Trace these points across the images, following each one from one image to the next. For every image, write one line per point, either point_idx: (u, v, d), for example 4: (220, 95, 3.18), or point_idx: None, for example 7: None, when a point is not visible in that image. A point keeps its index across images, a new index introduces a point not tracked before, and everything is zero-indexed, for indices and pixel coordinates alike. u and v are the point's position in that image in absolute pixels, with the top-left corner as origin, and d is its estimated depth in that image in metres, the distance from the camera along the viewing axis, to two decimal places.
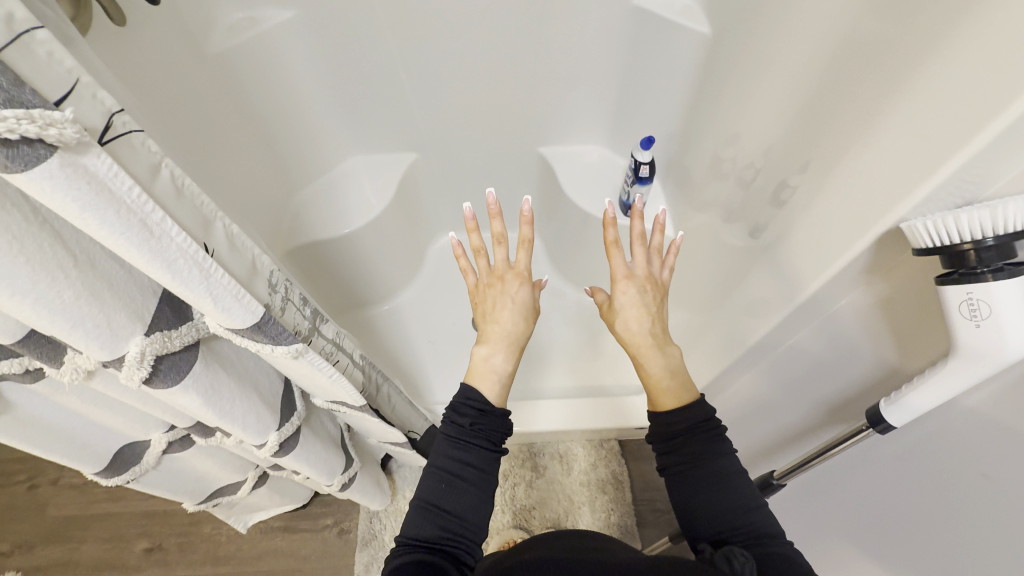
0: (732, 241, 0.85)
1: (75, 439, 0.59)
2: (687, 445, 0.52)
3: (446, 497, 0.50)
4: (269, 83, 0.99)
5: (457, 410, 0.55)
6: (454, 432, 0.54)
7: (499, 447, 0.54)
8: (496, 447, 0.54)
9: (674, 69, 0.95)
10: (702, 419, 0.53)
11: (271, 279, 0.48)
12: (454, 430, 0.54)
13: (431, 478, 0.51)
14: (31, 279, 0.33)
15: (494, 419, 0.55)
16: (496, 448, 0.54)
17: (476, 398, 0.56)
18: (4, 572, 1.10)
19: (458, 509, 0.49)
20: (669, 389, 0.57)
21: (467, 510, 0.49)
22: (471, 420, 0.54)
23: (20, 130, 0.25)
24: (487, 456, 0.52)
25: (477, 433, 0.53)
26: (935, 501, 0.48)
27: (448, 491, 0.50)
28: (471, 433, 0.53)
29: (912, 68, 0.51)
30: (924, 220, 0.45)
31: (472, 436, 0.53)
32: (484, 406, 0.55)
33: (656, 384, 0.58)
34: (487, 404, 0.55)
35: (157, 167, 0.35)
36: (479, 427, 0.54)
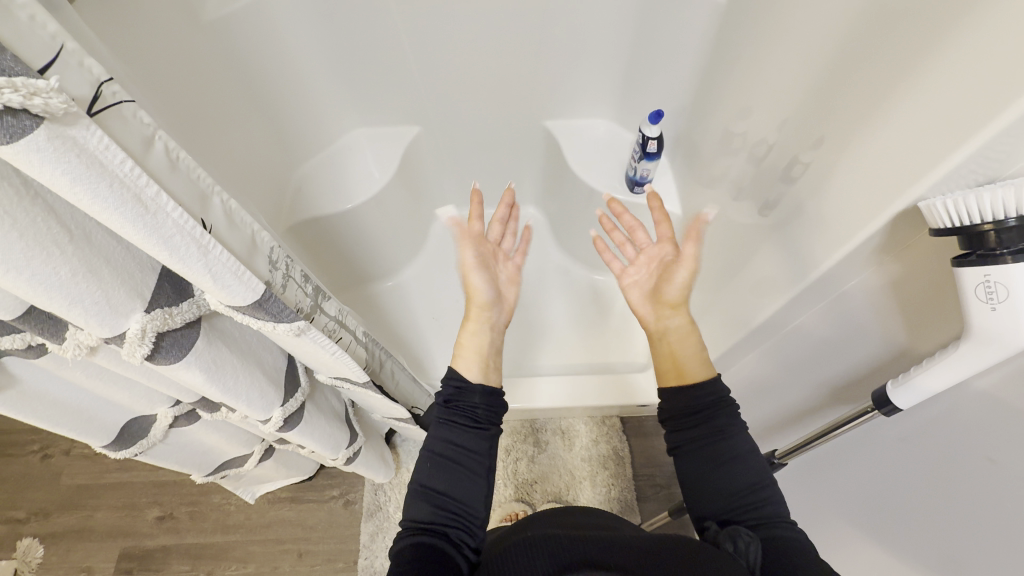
0: (740, 219, 0.84)
1: (82, 413, 0.59)
2: (711, 419, 0.52)
3: (444, 478, 0.50)
4: (266, 53, 0.96)
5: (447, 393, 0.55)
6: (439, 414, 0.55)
7: (482, 422, 0.54)
8: (479, 424, 0.54)
9: (686, 39, 0.91)
10: (719, 398, 0.53)
11: (271, 256, 0.47)
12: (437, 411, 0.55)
13: (423, 461, 0.52)
14: (26, 255, 0.32)
15: (471, 395, 0.55)
16: (478, 425, 0.54)
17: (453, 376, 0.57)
18: (22, 537, 1.13)
19: (461, 495, 0.49)
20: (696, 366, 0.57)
21: (458, 489, 0.50)
22: (447, 398, 0.56)
23: (3, 99, 0.24)
24: (472, 432, 0.53)
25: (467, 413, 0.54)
26: (939, 484, 0.49)
27: (445, 473, 0.50)
28: (449, 412, 0.55)
29: (939, 37, 0.48)
30: (944, 199, 0.43)
31: (451, 414, 0.54)
32: (459, 383, 0.56)
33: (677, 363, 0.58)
34: (463, 381, 0.56)
35: (150, 140, 0.34)
36: (455, 404, 0.55)
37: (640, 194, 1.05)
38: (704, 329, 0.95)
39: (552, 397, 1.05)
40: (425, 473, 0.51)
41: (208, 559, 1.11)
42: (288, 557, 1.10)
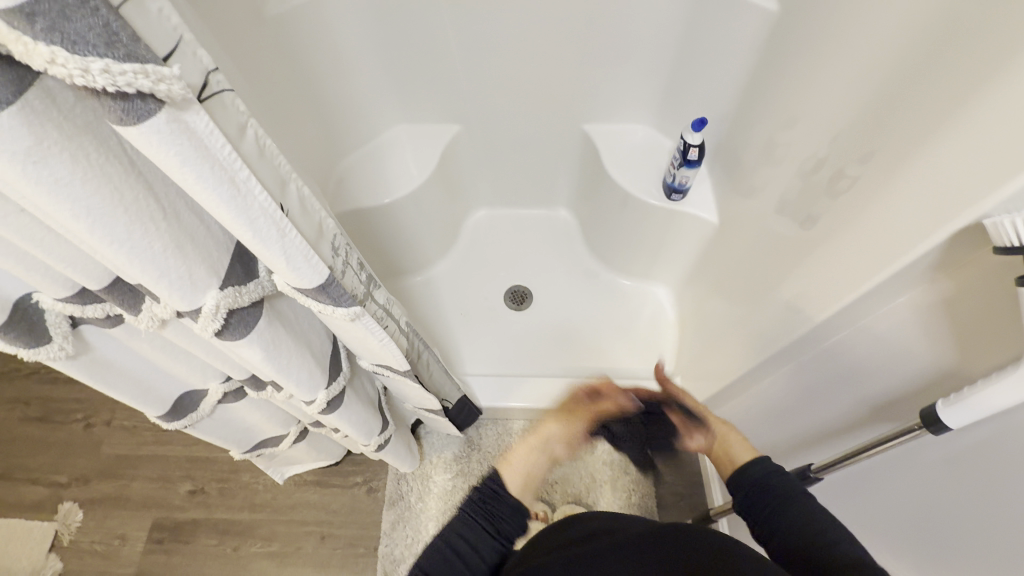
0: (780, 230, 0.83)
1: (142, 385, 0.62)
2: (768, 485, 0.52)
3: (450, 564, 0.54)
4: (320, 49, 0.99)
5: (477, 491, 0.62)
6: (469, 510, 0.59)
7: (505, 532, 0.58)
8: (497, 537, 0.57)
9: (734, 48, 0.91)
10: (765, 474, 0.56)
11: (334, 242, 0.50)
12: (469, 508, 0.59)
13: (430, 549, 0.56)
14: (127, 229, 0.35)
15: (505, 507, 0.59)
16: (496, 535, 0.57)
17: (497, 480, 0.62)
18: (63, 501, 1.18)
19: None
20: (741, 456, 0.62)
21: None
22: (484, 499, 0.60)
23: (136, 84, 0.26)
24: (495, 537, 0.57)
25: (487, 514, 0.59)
26: (992, 508, 0.48)
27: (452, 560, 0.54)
28: (480, 514, 0.59)
29: (1007, 53, 0.48)
30: (1012, 218, 0.43)
31: (480, 517, 0.58)
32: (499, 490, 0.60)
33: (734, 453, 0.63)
34: (503, 489, 0.60)
35: (244, 127, 0.36)
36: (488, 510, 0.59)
37: (677, 200, 1.05)
38: (736, 340, 0.94)
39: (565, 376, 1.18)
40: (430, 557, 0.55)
41: (235, 535, 1.14)
42: (311, 538, 1.13)
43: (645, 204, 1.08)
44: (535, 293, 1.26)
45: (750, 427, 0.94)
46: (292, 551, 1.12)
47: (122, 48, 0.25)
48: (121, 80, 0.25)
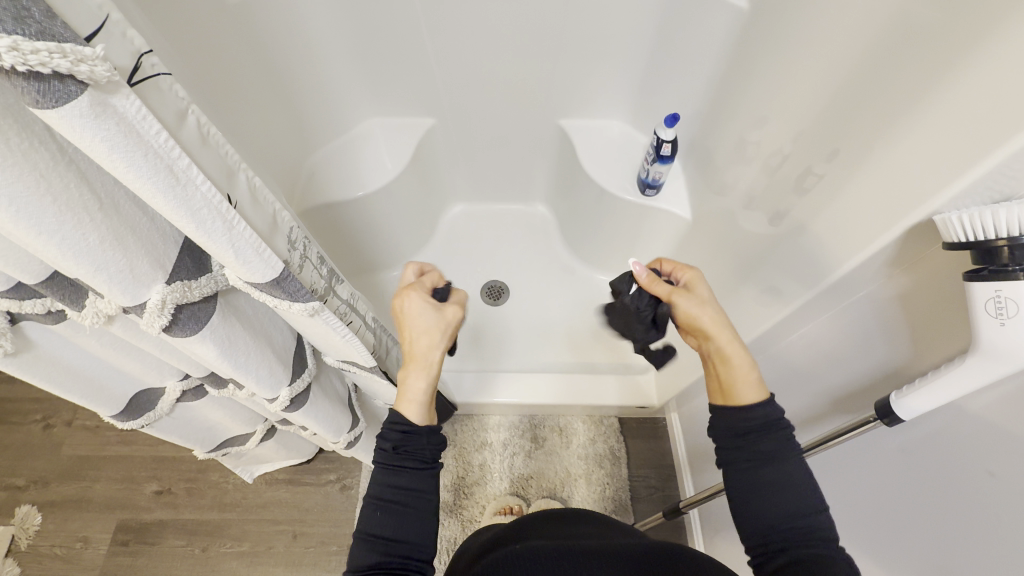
0: (749, 226, 0.84)
1: (93, 383, 0.60)
2: (757, 444, 0.51)
3: (391, 521, 0.49)
4: (288, 38, 0.96)
5: (383, 434, 0.53)
6: (383, 460, 0.52)
7: (430, 462, 0.53)
8: (429, 464, 0.53)
9: (705, 46, 0.92)
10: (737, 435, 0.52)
11: (290, 235, 0.48)
12: (382, 457, 0.52)
13: (366, 509, 0.50)
14: (58, 220, 0.33)
15: (419, 437, 0.53)
16: (425, 465, 0.53)
17: (401, 421, 0.54)
18: (20, 505, 1.14)
19: (414, 539, 0.49)
20: (742, 389, 0.54)
21: (408, 532, 0.49)
22: (395, 444, 0.52)
23: (51, 64, 0.24)
24: (421, 473, 0.52)
25: (404, 454, 0.52)
26: (945, 495, 0.49)
27: (389, 516, 0.49)
28: (397, 458, 0.52)
29: (959, 53, 0.48)
30: (960, 214, 0.44)
31: (401, 460, 0.52)
32: (407, 427, 0.53)
33: (733, 382, 0.54)
34: (411, 425, 0.54)
35: (183, 114, 0.34)
36: (405, 449, 0.52)
37: (651, 196, 1.05)
38: None
39: (526, 335, 1.17)
40: (367, 518, 0.49)
41: (204, 536, 1.12)
42: (283, 538, 1.11)
43: (620, 199, 1.08)
44: (510, 288, 1.25)
45: None
46: (263, 551, 1.10)
47: (34, 25, 0.24)
48: (34, 59, 0.24)
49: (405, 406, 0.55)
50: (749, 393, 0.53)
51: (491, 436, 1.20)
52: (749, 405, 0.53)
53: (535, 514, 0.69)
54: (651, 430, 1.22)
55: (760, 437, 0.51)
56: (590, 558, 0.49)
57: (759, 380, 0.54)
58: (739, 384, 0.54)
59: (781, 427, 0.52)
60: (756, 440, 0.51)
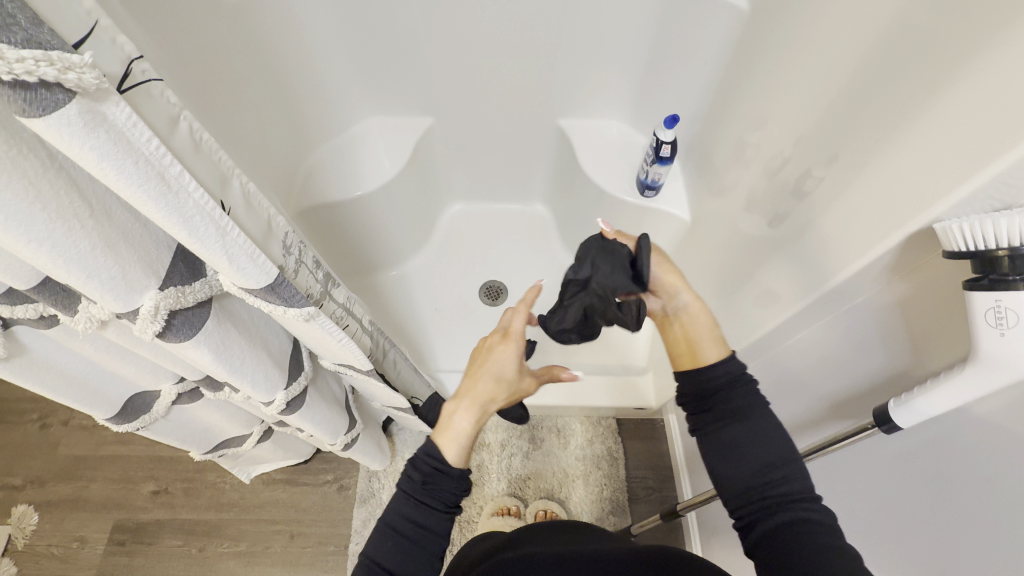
0: (748, 228, 0.84)
1: (86, 386, 0.59)
2: (725, 402, 0.51)
3: (394, 554, 0.50)
4: (285, 36, 0.95)
5: (415, 464, 0.53)
6: (408, 489, 0.52)
7: (451, 505, 0.52)
8: (449, 509, 0.52)
9: (704, 47, 0.91)
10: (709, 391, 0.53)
11: (285, 240, 0.48)
12: (409, 488, 0.52)
13: (378, 533, 0.51)
14: (49, 227, 0.32)
15: (448, 480, 0.52)
16: (445, 508, 0.52)
17: (435, 456, 0.52)
18: (17, 504, 1.14)
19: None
20: (707, 348, 0.55)
21: (407, 569, 0.50)
22: (423, 478, 0.52)
23: (38, 72, 0.24)
24: (437, 513, 0.51)
25: (427, 493, 0.51)
26: (944, 504, 0.48)
27: (394, 549, 0.50)
28: (422, 493, 0.51)
29: (960, 59, 0.48)
30: (960, 222, 0.43)
31: (423, 497, 0.51)
32: (439, 465, 0.52)
33: (697, 342, 0.56)
34: (444, 464, 0.52)
35: (176, 119, 0.34)
36: (431, 488, 0.52)
37: (650, 197, 1.05)
38: None
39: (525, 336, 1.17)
40: (375, 543, 0.51)
41: (201, 536, 1.11)
42: (280, 538, 1.11)
43: (618, 200, 1.08)
44: (509, 288, 1.24)
45: None
46: (260, 551, 1.10)
47: (20, 32, 0.24)
48: (20, 68, 0.23)
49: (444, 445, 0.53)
50: (713, 351, 0.54)
51: (490, 437, 1.20)
52: (713, 363, 0.53)
53: (539, 524, 0.70)
54: (649, 431, 1.22)
55: (725, 395, 0.52)
56: (578, 563, 0.50)
57: (720, 339, 0.56)
58: (703, 343, 0.55)
59: (744, 381, 0.52)
60: (722, 399, 0.52)
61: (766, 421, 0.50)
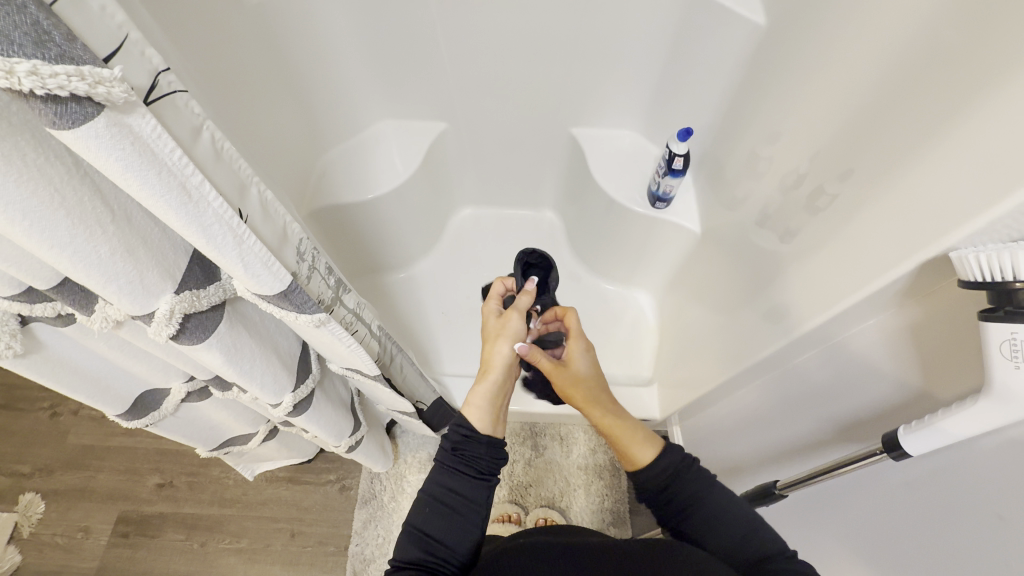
0: (759, 243, 0.83)
1: (98, 382, 0.60)
2: (683, 488, 0.53)
3: (433, 522, 0.49)
4: (303, 37, 0.96)
5: (445, 435, 0.54)
6: (443, 459, 0.53)
7: (485, 474, 0.53)
8: (482, 475, 0.52)
9: (720, 60, 0.91)
10: (680, 461, 0.55)
11: (299, 247, 0.48)
12: (443, 457, 0.53)
13: (418, 503, 0.51)
14: (71, 233, 0.33)
15: (478, 445, 0.53)
16: (481, 474, 0.52)
17: (464, 424, 0.55)
18: (24, 492, 1.15)
19: (455, 543, 0.48)
20: (639, 445, 0.57)
21: (449, 536, 0.48)
22: (455, 445, 0.53)
23: (69, 87, 0.25)
24: (472, 480, 0.51)
25: (461, 459, 0.52)
26: (953, 532, 0.48)
27: (433, 516, 0.49)
28: (456, 460, 0.53)
29: (985, 84, 0.48)
30: (976, 253, 0.43)
31: (458, 464, 0.52)
32: (469, 432, 0.54)
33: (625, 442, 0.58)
34: (472, 430, 0.54)
35: (198, 130, 0.34)
36: (462, 453, 0.53)
37: (661, 208, 1.05)
38: (712, 350, 0.94)
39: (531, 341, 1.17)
40: (415, 511, 0.50)
41: (203, 531, 1.12)
42: (281, 536, 1.11)
43: (629, 209, 1.07)
44: None
45: (724, 438, 0.94)
46: (261, 548, 1.10)
47: (54, 48, 0.24)
48: (53, 83, 0.24)
49: (468, 411, 0.57)
50: (644, 452, 0.57)
51: None
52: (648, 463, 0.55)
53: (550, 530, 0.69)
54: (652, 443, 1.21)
55: (677, 483, 0.54)
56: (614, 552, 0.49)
57: (648, 438, 0.58)
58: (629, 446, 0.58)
59: (688, 464, 0.55)
60: (679, 486, 0.53)
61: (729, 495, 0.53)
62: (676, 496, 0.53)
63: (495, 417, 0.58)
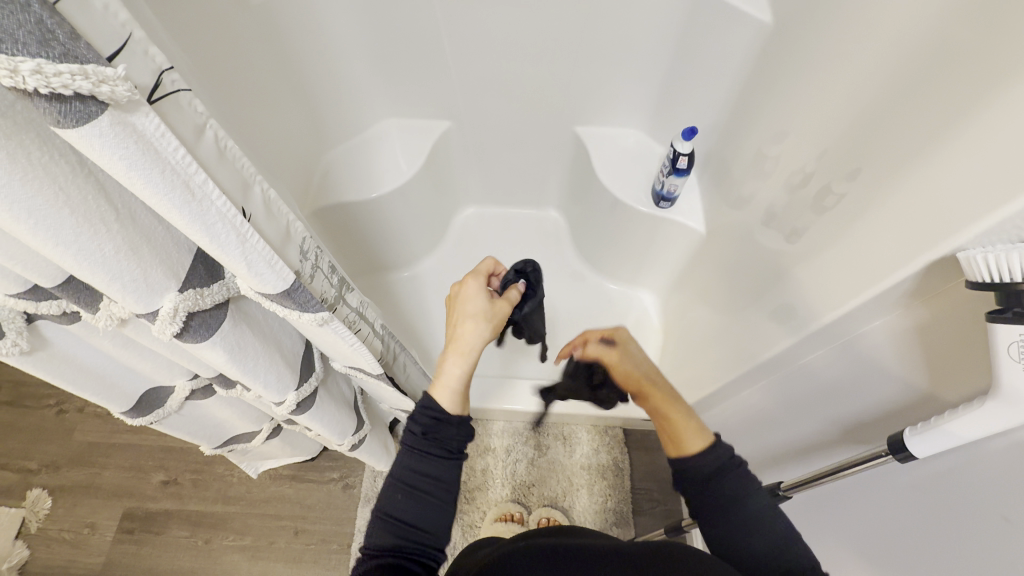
0: (765, 243, 0.83)
1: (103, 380, 0.60)
2: (720, 487, 0.52)
3: (406, 508, 0.49)
4: (308, 37, 0.96)
5: (413, 417, 0.53)
6: (411, 443, 0.52)
7: (458, 453, 0.53)
8: (454, 455, 0.52)
9: (726, 59, 0.90)
10: (726, 459, 0.53)
11: (303, 245, 0.48)
12: (411, 440, 0.52)
13: (389, 488, 0.50)
14: (76, 231, 0.33)
15: (449, 427, 0.53)
16: (451, 454, 0.52)
17: (433, 407, 0.53)
18: (31, 488, 1.16)
19: (432, 527, 0.49)
20: (689, 434, 0.56)
21: (427, 520, 0.49)
22: (425, 429, 0.52)
23: (73, 85, 0.25)
24: (445, 460, 0.51)
25: (432, 442, 0.52)
26: (959, 534, 0.47)
27: (405, 501, 0.49)
28: (426, 444, 0.52)
29: (994, 83, 0.47)
30: (984, 254, 0.43)
31: (428, 447, 0.51)
32: (439, 415, 0.53)
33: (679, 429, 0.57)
34: (442, 413, 0.53)
35: (202, 129, 0.34)
36: (433, 436, 0.52)
37: (665, 208, 1.04)
38: (717, 350, 0.94)
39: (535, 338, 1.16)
40: (387, 497, 0.50)
41: (208, 528, 1.13)
42: (285, 533, 1.12)
43: (633, 209, 1.07)
44: None
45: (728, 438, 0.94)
46: (264, 546, 1.11)
47: (58, 46, 0.24)
48: (57, 82, 0.24)
49: (435, 392, 0.55)
50: (695, 441, 0.55)
51: (495, 442, 1.20)
52: (700, 452, 0.54)
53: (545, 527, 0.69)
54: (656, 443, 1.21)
55: (716, 481, 0.52)
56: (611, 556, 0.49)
57: (700, 427, 0.56)
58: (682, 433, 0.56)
59: (733, 464, 0.53)
60: (720, 483, 0.52)
61: (762, 496, 0.51)
62: (712, 492, 0.52)
63: (464, 396, 0.56)
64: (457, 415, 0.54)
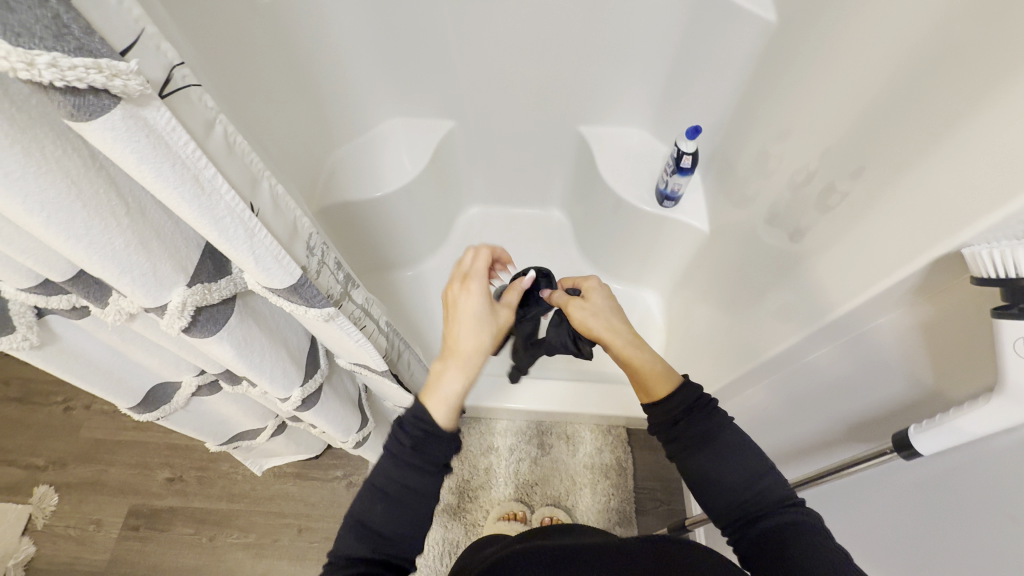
0: (769, 241, 0.83)
1: (111, 374, 0.61)
2: (689, 427, 0.52)
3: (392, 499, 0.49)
4: (314, 37, 0.97)
5: (403, 427, 0.52)
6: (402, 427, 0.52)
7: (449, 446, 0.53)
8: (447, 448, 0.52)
9: (730, 58, 0.90)
10: (694, 398, 0.54)
11: (308, 241, 0.49)
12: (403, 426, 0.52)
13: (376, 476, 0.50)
14: (86, 224, 0.34)
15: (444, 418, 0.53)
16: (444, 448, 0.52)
17: (424, 418, 0.52)
18: (38, 484, 1.17)
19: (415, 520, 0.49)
20: (658, 375, 0.56)
21: (413, 512, 0.50)
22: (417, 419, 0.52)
23: (87, 79, 0.25)
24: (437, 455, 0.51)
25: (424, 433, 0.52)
26: (965, 533, 0.47)
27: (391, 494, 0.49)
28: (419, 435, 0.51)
29: (998, 80, 0.47)
30: (988, 250, 0.43)
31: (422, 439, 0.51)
32: (429, 428, 0.51)
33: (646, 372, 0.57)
34: (432, 425, 0.51)
35: (212, 124, 0.35)
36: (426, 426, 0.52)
37: (668, 207, 1.04)
38: (721, 350, 0.94)
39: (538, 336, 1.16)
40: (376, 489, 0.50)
41: (212, 525, 1.14)
42: (289, 531, 1.12)
43: (636, 208, 1.07)
44: None
45: None
46: (269, 543, 1.11)
47: (73, 41, 0.25)
48: (71, 75, 0.25)
49: (427, 403, 0.54)
50: (662, 384, 0.56)
51: (498, 441, 1.20)
52: (668, 395, 0.54)
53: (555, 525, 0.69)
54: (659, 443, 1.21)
55: (685, 421, 0.52)
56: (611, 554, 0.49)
57: (667, 369, 0.57)
58: (648, 379, 0.57)
59: (703, 403, 0.53)
60: (687, 424, 0.52)
61: (737, 435, 0.52)
62: (683, 434, 0.52)
63: (457, 408, 0.54)
64: (450, 429, 0.53)
